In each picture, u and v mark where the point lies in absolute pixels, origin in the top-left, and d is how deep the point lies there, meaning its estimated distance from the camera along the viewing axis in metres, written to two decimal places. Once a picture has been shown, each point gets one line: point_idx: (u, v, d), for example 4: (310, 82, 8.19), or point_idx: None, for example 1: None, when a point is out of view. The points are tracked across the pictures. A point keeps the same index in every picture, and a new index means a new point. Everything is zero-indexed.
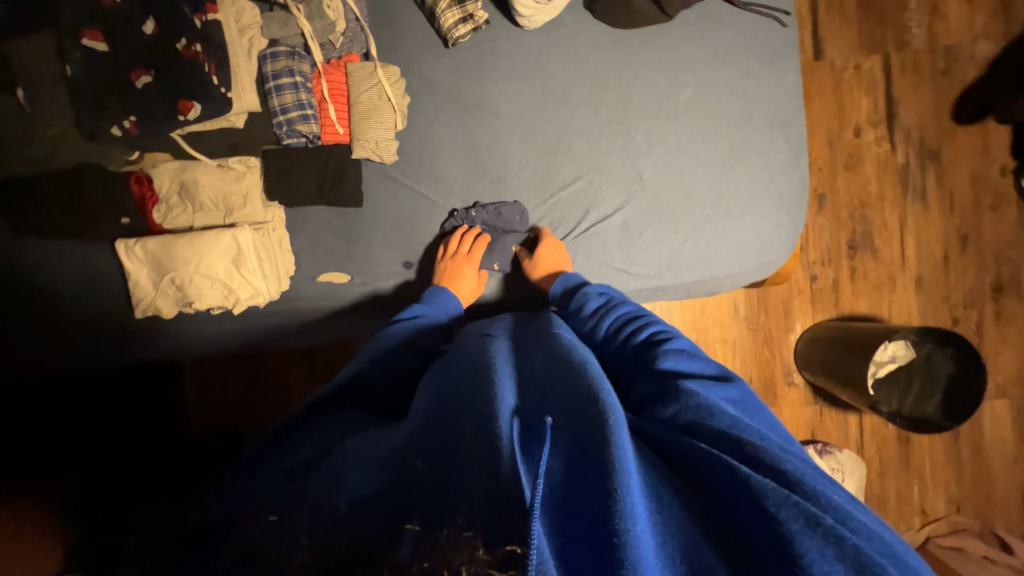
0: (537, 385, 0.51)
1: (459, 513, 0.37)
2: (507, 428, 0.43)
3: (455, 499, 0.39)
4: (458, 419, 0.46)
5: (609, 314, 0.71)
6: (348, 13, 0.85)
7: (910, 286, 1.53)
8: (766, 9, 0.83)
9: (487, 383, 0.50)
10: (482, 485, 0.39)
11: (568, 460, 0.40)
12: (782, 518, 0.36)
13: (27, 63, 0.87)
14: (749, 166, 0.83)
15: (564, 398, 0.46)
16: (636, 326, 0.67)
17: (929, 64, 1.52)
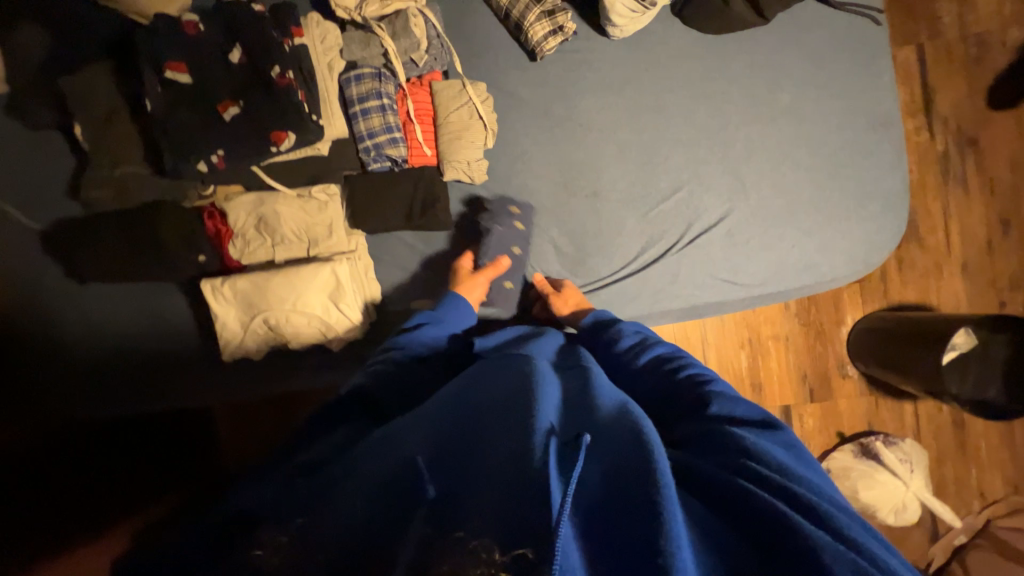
0: (578, 407, 0.47)
1: (475, 516, 0.34)
2: (541, 438, 0.39)
3: (468, 507, 0.35)
4: (488, 424, 0.42)
5: (647, 347, 0.66)
6: (430, 31, 0.82)
7: (956, 272, 1.55)
8: (861, 8, 0.82)
9: (531, 388, 0.46)
10: (504, 487, 0.35)
11: (597, 488, 0.37)
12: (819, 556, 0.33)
13: (85, 98, 0.82)
14: (854, 168, 0.82)
15: (607, 430, 0.43)
16: (680, 360, 0.62)
17: (962, 52, 1.53)
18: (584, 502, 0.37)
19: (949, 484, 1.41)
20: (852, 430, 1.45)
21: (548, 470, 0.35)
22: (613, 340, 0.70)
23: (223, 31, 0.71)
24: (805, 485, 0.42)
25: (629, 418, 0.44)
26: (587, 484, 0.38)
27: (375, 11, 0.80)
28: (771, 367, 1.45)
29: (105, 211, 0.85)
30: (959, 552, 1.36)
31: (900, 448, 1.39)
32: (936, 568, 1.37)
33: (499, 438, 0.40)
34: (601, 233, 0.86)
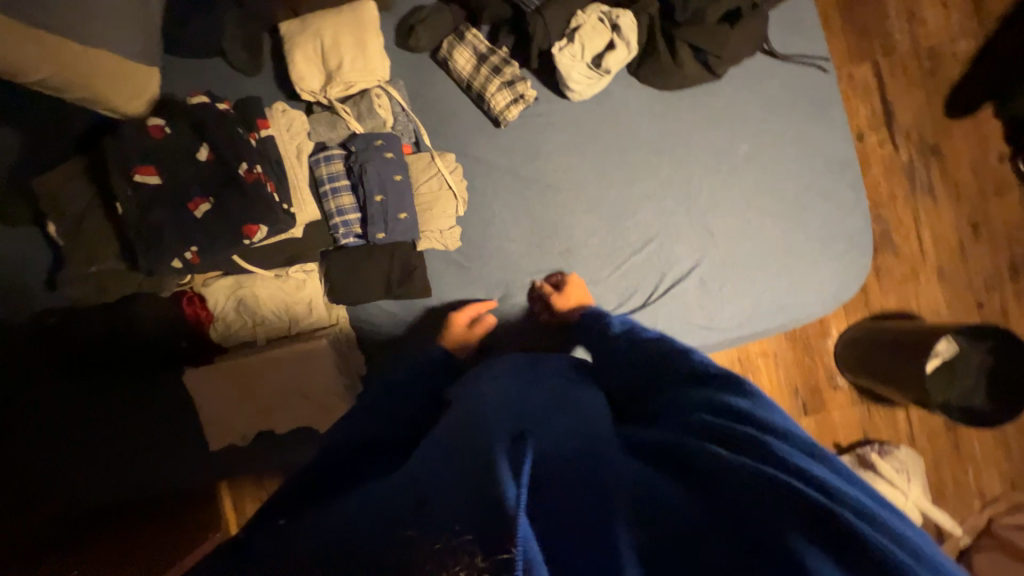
0: (538, 411, 0.46)
1: (447, 523, 0.32)
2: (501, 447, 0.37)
3: (428, 508, 0.34)
4: (454, 437, 0.43)
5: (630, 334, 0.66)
6: (395, 107, 0.85)
7: (932, 277, 1.58)
8: (808, 58, 0.85)
9: (486, 413, 0.45)
10: (460, 499, 0.34)
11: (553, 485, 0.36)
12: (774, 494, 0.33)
13: (55, 192, 0.83)
14: (815, 210, 0.84)
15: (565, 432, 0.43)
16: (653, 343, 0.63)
17: (916, 67, 1.58)
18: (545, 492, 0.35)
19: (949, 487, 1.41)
20: (846, 441, 1.44)
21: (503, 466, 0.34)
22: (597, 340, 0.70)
23: (187, 129, 0.73)
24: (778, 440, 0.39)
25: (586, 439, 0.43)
26: (542, 475, 0.37)
27: (339, 92, 0.82)
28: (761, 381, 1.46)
29: (89, 306, 0.85)
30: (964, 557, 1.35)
31: (895, 458, 1.37)
32: None
33: (462, 446, 0.40)
34: (578, 288, 0.87)
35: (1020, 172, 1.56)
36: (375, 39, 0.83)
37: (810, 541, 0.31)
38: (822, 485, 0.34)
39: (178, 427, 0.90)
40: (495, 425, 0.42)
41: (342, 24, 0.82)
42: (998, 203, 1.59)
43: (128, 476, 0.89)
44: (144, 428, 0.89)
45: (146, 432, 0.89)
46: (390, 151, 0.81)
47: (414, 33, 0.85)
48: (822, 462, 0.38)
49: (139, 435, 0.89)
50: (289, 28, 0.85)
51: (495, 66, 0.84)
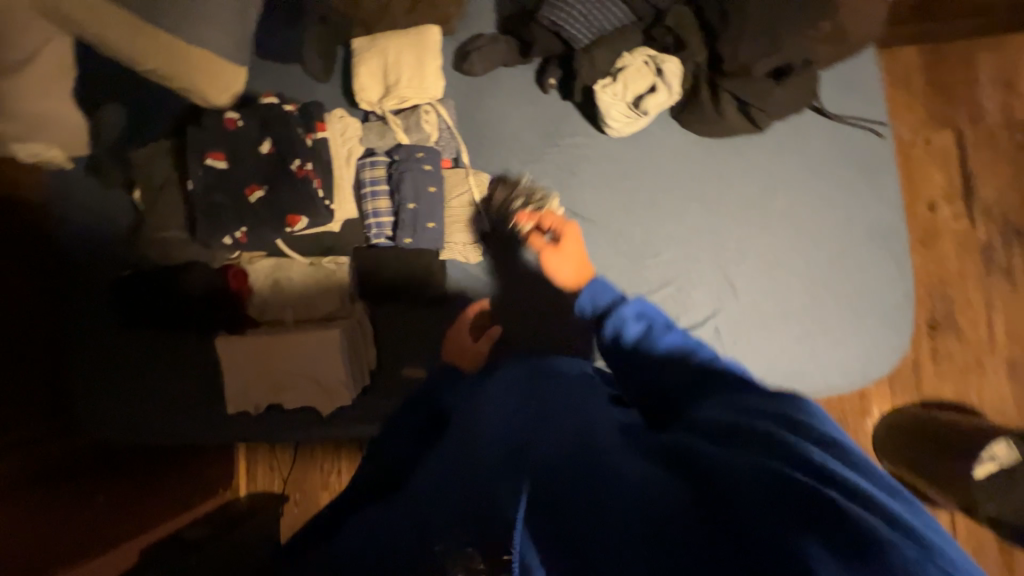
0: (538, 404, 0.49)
1: (451, 528, 0.38)
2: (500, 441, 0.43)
3: (443, 501, 0.40)
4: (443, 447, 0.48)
5: (623, 334, 0.59)
6: (441, 124, 0.91)
7: (1001, 371, 1.42)
8: (861, 121, 0.82)
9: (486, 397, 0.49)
10: (464, 499, 0.39)
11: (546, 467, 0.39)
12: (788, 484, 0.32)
13: (145, 166, 0.95)
14: (849, 278, 0.80)
15: (549, 411, 0.46)
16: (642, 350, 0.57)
17: (1005, 141, 1.47)
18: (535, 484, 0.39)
19: None
20: None
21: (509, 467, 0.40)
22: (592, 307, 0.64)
23: (255, 122, 0.81)
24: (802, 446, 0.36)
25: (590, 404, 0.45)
26: (539, 456, 0.40)
27: (393, 105, 0.90)
28: None
29: (150, 266, 0.96)
30: None
31: None
32: None
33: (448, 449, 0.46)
34: (586, 316, 0.88)
35: None
36: (433, 60, 0.90)
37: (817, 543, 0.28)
38: (852, 484, 0.32)
39: (201, 389, 0.97)
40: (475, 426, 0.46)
41: (405, 45, 0.90)
42: None
43: (148, 427, 0.97)
44: (170, 385, 0.97)
45: (171, 389, 0.97)
46: (428, 164, 0.87)
47: (470, 59, 0.91)
48: (858, 465, 0.35)
49: (165, 390, 0.97)
50: (360, 43, 0.93)
51: (528, 205, 0.87)
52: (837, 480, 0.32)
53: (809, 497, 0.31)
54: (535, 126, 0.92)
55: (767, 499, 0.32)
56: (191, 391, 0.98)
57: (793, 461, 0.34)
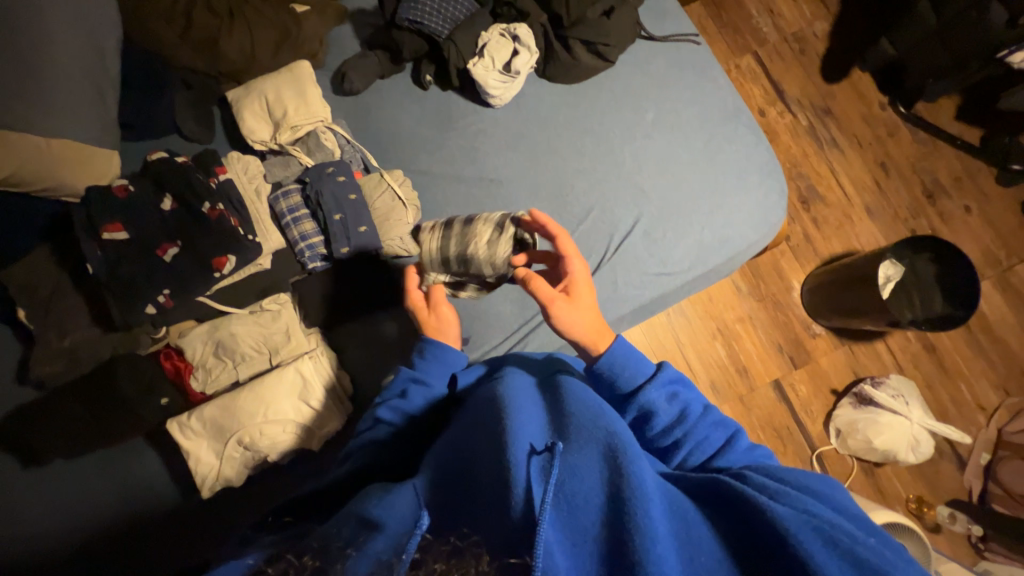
0: (555, 418, 0.53)
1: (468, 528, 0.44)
2: (524, 466, 0.45)
3: (457, 519, 0.45)
4: (470, 464, 0.50)
5: (655, 414, 0.62)
6: (341, 140, 0.95)
7: (863, 216, 1.73)
8: (683, 36, 1.01)
9: (499, 417, 0.51)
10: (485, 513, 0.44)
11: (575, 514, 0.44)
12: (799, 536, 0.40)
13: (26, 278, 0.86)
14: (724, 152, 0.95)
15: (581, 439, 0.49)
16: (677, 436, 0.61)
17: (788, 49, 1.85)
18: (565, 519, 0.43)
19: (949, 406, 1.57)
20: (842, 384, 1.61)
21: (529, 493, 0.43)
22: (623, 364, 0.64)
23: (149, 185, 0.79)
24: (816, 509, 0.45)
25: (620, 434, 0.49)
26: (568, 489, 0.45)
27: (288, 136, 0.91)
28: (746, 346, 1.65)
29: (59, 385, 0.84)
30: (991, 471, 1.44)
31: (888, 386, 1.52)
32: (981, 495, 1.44)
33: (478, 470, 0.48)
34: None
35: (902, 113, 1.78)
36: (313, 87, 0.94)
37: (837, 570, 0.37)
38: (867, 557, 0.38)
39: (166, 492, 0.86)
40: (501, 447, 0.47)
41: (281, 81, 0.94)
42: (895, 142, 1.78)
43: (115, 562, 0.83)
44: (128, 500, 0.85)
45: (132, 504, 0.85)
46: (341, 176, 0.89)
47: (347, 78, 0.97)
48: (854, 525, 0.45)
49: (123, 510, 0.85)
50: (235, 94, 0.95)
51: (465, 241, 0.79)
52: (849, 547, 0.39)
53: (812, 572, 0.38)
54: (428, 118, 0.99)
55: (780, 562, 0.39)
56: (154, 500, 0.86)
57: (809, 532, 0.40)
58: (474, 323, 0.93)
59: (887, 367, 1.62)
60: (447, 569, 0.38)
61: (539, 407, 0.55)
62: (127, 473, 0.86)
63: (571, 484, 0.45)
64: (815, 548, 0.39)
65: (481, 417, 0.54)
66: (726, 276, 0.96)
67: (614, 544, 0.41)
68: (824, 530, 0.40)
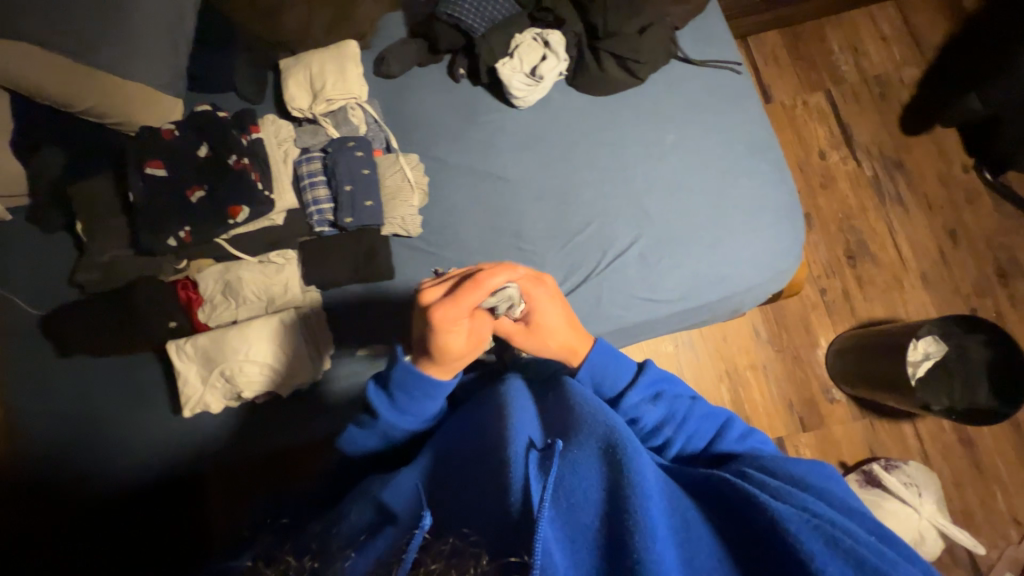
0: (556, 422, 0.58)
1: (465, 525, 0.46)
2: (520, 458, 0.50)
3: (458, 514, 0.48)
4: (473, 466, 0.54)
5: (645, 414, 0.69)
6: (369, 119, 1.01)
7: (917, 284, 1.58)
8: (721, 62, 0.98)
9: (501, 419, 0.58)
10: (479, 509, 0.47)
11: (573, 510, 0.46)
12: (801, 537, 0.42)
13: (88, 197, 0.99)
14: (740, 188, 0.92)
15: (581, 436, 0.54)
16: (666, 432, 0.68)
17: (867, 92, 1.72)
18: (562, 512, 0.46)
19: (976, 510, 1.43)
20: (853, 458, 1.49)
21: (526, 478, 0.47)
22: (604, 370, 0.71)
23: (190, 132, 0.88)
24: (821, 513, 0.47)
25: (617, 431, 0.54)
26: (564, 480, 0.49)
27: (322, 108, 0.98)
28: (754, 396, 1.56)
29: (95, 292, 0.98)
30: None
31: (902, 471, 1.37)
32: None
33: (480, 470, 0.53)
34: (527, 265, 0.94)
35: (988, 180, 1.60)
36: (353, 67, 1.01)
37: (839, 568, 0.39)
38: (870, 557, 0.40)
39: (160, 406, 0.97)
40: (505, 442, 0.52)
41: (327, 57, 1.01)
42: (972, 210, 1.61)
43: (111, 454, 0.95)
44: (128, 403, 0.97)
45: (133, 407, 0.97)
46: (360, 151, 0.95)
47: (386, 62, 1.03)
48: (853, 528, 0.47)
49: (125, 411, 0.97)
50: (287, 63, 1.04)
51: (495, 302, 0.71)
52: (852, 546, 0.41)
53: (808, 564, 0.40)
54: (453, 110, 1.03)
55: (782, 560, 0.42)
56: (149, 410, 0.97)
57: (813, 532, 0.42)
58: None
59: (910, 452, 1.49)
60: (445, 569, 0.39)
61: (540, 413, 0.62)
62: (134, 381, 0.98)
63: (570, 480, 0.49)
64: (815, 546, 0.41)
65: (485, 423, 0.60)
66: (719, 314, 0.93)
67: (613, 541, 0.43)
68: (827, 531, 0.42)
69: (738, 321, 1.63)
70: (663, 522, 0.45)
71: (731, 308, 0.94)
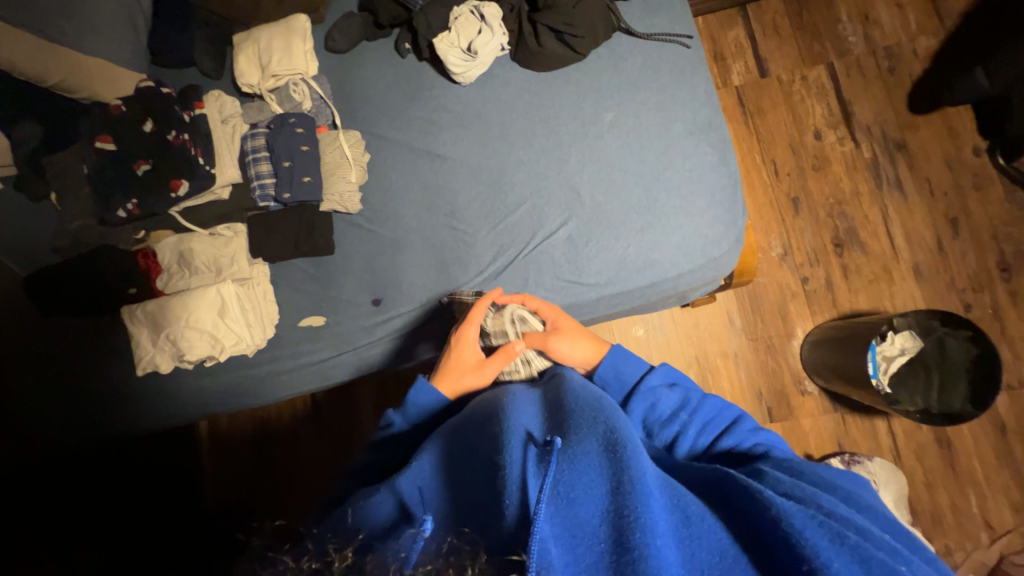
0: (552, 416, 0.60)
1: (467, 525, 0.50)
2: (521, 455, 0.52)
3: (461, 516, 0.52)
4: (478, 463, 0.56)
5: (657, 403, 0.73)
6: (313, 94, 1.02)
7: (908, 276, 1.49)
8: (669, 35, 0.93)
9: (500, 418, 0.59)
10: (481, 510, 0.50)
11: (571, 504, 0.46)
12: (807, 534, 0.45)
13: (58, 169, 1.06)
14: (675, 170, 0.88)
15: (579, 427, 0.55)
16: (681, 419, 0.71)
17: (873, 66, 1.58)
18: (561, 506, 0.46)
19: (945, 512, 1.39)
20: (819, 452, 1.46)
21: (526, 474, 0.50)
22: (621, 362, 0.77)
23: (136, 107, 0.92)
24: (826, 508, 0.52)
25: (618, 424, 0.56)
26: (563, 474, 0.49)
27: (269, 84, 1.00)
28: (722, 383, 1.54)
29: (67, 256, 1.05)
30: None
31: (864, 468, 1.34)
32: None
33: (487, 468, 0.55)
34: (457, 244, 0.95)
35: (1000, 165, 1.47)
36: (301, 42, 1.01)
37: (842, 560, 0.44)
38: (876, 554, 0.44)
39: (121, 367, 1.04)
40: (505, 441, 0.55)
41: (275, 32, 1.02)
42: (978, 198, 1.49)
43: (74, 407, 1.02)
44: (90, 362, 1.04)
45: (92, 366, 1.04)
46: (299, 128, 0.97)
47: (333, 37, 1.03)
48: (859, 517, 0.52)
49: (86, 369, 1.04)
50: (239, 37, 1.06)
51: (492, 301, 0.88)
52: (859, 544, 0.45)
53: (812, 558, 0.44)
54: (397, 86, 1.02)
55: (787, 557, 0.45)
56: (106, 370, 1.04)
57: (823, 535, 0.46)
58: (388, 290, 0.97)
59: (881, 450, 1.44)
60: (436, 567, 0.40)
61: (538, 407, 0.64)
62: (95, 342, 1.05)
63: (568, 475, 0.48)
64: (820, 541, 0.45)
65: (487, 422, 0.61)
66: (649, 300, 0.92)
67: (616, 535, 0.44)
68: (832, 528, 0.46)
69: (712, 307, 1.59)
70: (667, 508, 0.48)
71: (662, 293, 0.92)
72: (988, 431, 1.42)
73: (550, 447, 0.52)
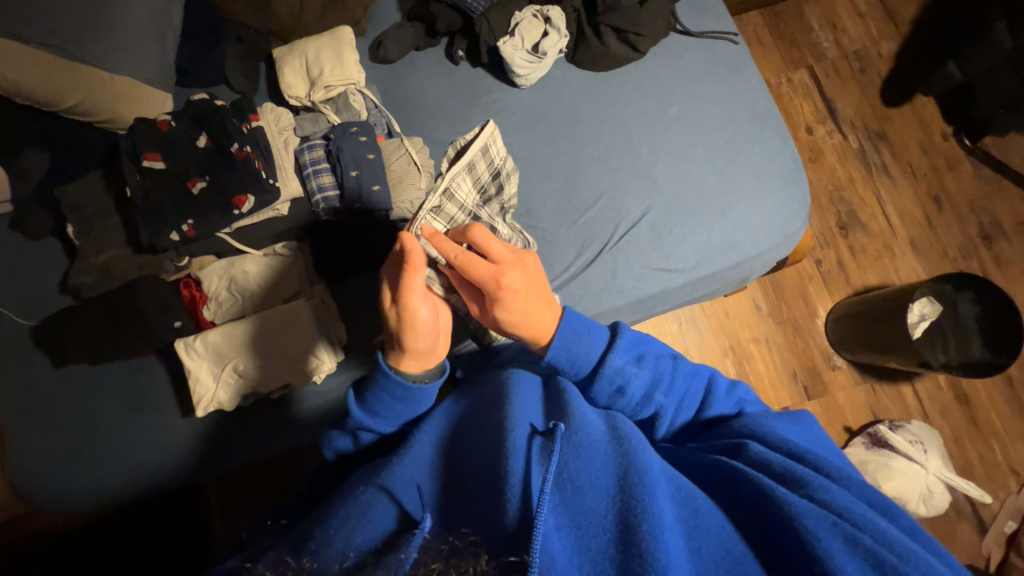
0: (556, 407, 0.60)
1: (464, 525, 0.49)
2: (526, 445, 0.53)
3: (461, 512, 0.51)
4: (474, 451, 0.57)
5: (628, 386, 0.67)
6: (369, 104, 0.99)
7: (907, 250, 1.63)
8: (719, 34, 0.99)
9: (502, 407, 0.60)
10: (488, 498, 0.51)
11: (577, 494, 0.49)
12: (801, 523, 0.46)
13: (77, 199, 0.95)
14: (746, 154, 0.93)
15: (585, 422, 0.56)
16: (654, 401, 0.67)
17: (847, 67, 1.76)
18: (564, 502, 0.48)
19: (976, 464, 1.48)
20: (857, 423, 1.53)
21: (528, 461, 0.51)
22: (578, 345, 0.67)
23: (190, 123, 0.87)
24: (830, 492, 0.49)
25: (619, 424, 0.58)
26: (570, 470, 0.50)
27: (321, 95, 0.96)
28: (758, 368, 1.58)
29: (89, 295, 0.93)
30: (1014, 543, 1.40)
31: (907, 431, 1.42)
32: (998, 566, 1.40)
33: (486, 457, 0.55)
34: (539, 243, 0.93)
35: (966, 146, 1.66)
36: (351, 53, 0.98)
37: (836, 542, 0.44)
38: (877, 549, 0.43)
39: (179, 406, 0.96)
40: (510, 431, 0.55)
41: (323, 43, 0.98)
42: (953, 176, 1.67)
43: (128, 457, 0.94)
44: (142, 400, 0.96)
45: (144, 407, 0.95)
46: (363, 136, 0.93)
47: (384, 46, 1.01)
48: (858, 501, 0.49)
49: (136, 410, 0.95)
50: (281, 51, 1.01)
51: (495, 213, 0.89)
52: (866, 542, 0.44)
53: (810, 545, 0.44)
54: (454, 92, 1.01)
55: (792, 548, 0.45)
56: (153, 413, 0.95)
57: (827, 529, 0.45)
58: None
59: (911, 413, 1.53)
60: (444, 569, 0.40)
61: (542, 395, 0.64)
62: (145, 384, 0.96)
63: (576, 464, 0.51)
64: (833, 544, 0.44)
65: (489, 411, 0.62)
66: (731, 280, 0.95)
67: (622, 527, 0.45)
68: (847, 530, 0.45)
69: (739, 295, 1.64)
70: (673, 505, 0.48)
71: (742, 273, 0.95)
72: (999, 385, 1.55)
73: (555, 434, 0.53)
